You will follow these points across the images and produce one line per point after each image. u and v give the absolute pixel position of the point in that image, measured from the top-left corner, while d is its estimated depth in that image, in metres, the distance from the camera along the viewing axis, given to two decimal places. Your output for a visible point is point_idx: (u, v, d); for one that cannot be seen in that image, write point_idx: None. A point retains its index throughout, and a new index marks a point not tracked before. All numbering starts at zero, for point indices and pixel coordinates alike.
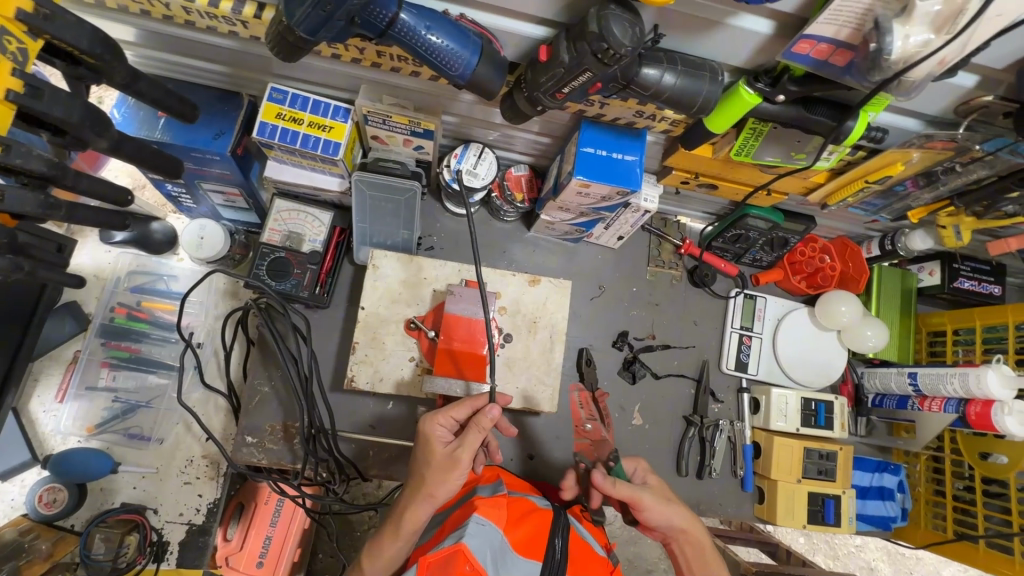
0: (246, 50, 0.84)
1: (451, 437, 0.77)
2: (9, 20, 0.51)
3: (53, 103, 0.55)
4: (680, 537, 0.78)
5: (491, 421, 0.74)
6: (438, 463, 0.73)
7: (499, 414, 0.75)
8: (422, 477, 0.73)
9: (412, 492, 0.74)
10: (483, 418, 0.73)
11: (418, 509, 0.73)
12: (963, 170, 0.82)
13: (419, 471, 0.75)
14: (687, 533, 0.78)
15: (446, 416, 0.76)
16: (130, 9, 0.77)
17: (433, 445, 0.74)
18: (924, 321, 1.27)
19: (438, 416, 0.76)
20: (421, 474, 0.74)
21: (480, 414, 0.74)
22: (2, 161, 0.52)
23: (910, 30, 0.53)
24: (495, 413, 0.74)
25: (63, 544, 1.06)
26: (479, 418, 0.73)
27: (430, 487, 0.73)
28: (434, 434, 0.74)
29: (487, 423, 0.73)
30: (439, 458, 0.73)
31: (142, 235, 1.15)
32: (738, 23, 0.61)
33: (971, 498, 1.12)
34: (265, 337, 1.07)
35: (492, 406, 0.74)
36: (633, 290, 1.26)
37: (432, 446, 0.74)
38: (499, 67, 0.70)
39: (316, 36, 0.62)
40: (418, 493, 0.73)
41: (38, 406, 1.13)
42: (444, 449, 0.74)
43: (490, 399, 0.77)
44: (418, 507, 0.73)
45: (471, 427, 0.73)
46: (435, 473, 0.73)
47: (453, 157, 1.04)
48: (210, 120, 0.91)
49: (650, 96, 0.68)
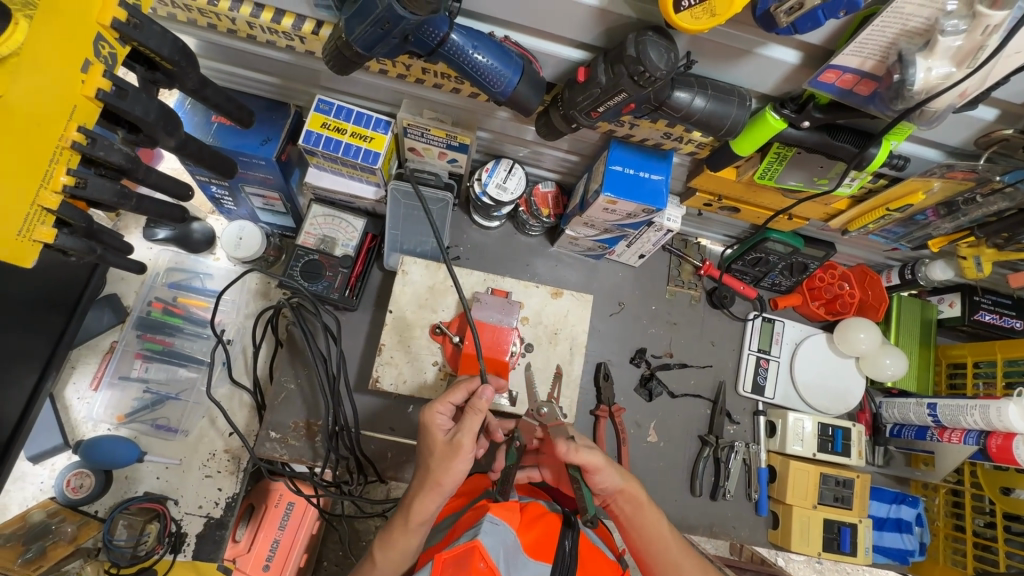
0: (299, 63, 0.90)
1: (450, 425, 0.79)
2: (106, 28, 0.57)
3: (135, 102, 0.60)
4: (624, 497, 0.80)
5: (485, 402, 0.76)
6: (439, 451, 0.75)
7: (492, 396, 0.78)
8: (427, 465, 0.75)
9: (418, 481, 0.76)
10: (478, 401, 0.76)
11: (423, 499, 0.74)
12: (984, 201, 0.83)
13: (423, 462, 0.77)
14: (626, 493, 0.79)
15: (444, 405, 0.79)
16: (198, 22, 0.83)
17: (435, 433, 0.76)
18: (944, 353, 1.27)
19: (437, 404, 0.78)
20: (425, 465, 0.76)
21: (474, 397, 0.77)
22: (88, 152, 0.57)
23: (932, 63, 0.57)
24: (490, 396, 0.77)
25: (87, 528, 1.07)
26: (474, 402, 0.76)
27: (436, 476, 0.74)
28: (434, 422, 0.77)
29: (483, 405, 0.76)
30: (441, 445, 0.75)
31: (182, 234, 1.21)
32: (767, 52, 0.65)
33: (993, 535, 1.10)
34: (295, 337, 1.11)
35: (486, 389, 0.78)
36: (652, 308, 1.28)
37: (433, 435, 0.76)
38: (537, 87, 0.74)
39: (372, 51, 0.68)
40: (426, 484, 0.75)
41: (72, 392, 1.16)
42: (446, 437, 0.76)
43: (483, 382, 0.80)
44: (426, 498, 0.74)
45: (468, 412, 0.76)
46: (439, 461, 0.75)
47: (484, 171, 1.08)
48: (259, 127, 0.97)
49: (680, 117, 0.72)
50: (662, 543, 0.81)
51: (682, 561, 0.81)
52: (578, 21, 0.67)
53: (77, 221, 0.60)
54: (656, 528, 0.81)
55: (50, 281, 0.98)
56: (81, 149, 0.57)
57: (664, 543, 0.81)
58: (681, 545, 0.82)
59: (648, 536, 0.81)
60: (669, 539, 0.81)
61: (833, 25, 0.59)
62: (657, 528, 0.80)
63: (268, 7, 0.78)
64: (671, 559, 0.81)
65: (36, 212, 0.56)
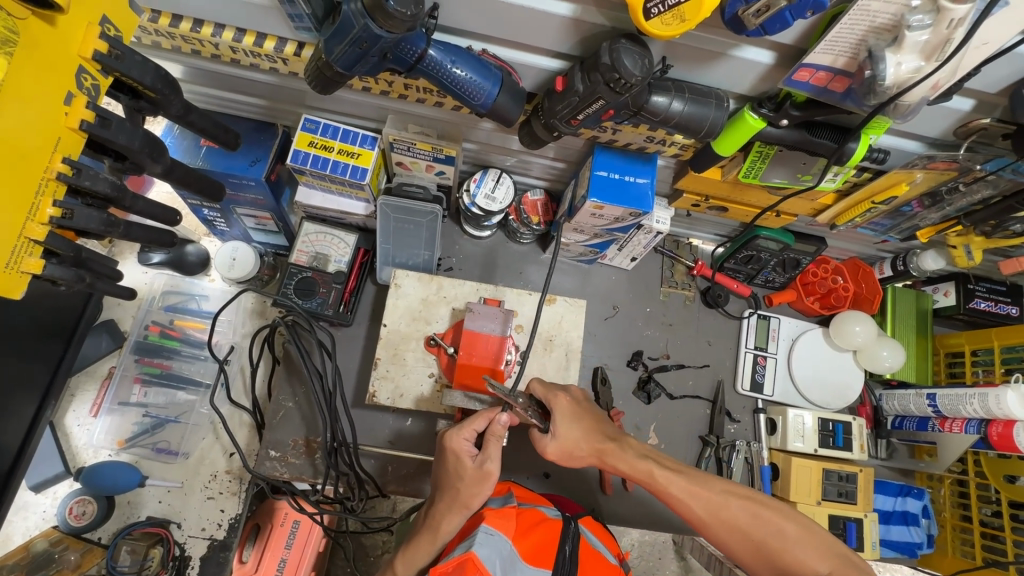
0: (284, 85, 0.91)
1: (475, 450, 0.77)
2: (87, 60, 0.58)
3: (119, 131, 0.61)
4: (606, 458, 0.80)
5: (504, 428, 0.75)
6: (470, 478, 0.74)
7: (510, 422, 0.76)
8: (455, 489, 0.75)
9: (445, 504, 0.76)
10: (497, 427, 0.75)
11: (451, 521, 0.75)
12: (967, 190, 0.84)
13: (451, 485, 0.76)
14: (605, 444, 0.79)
15: (466, 430, 0.76)
16: (182, 49, 0.85)
17: (462, 460, 0.75)
18: (941, 342, 1.27)
19: (462, 431, 0.76)
20: (454, 488, 0.75)
21: (494, 423, 0.75)
22: (74, 181, 0.58)
23: (902, 58, 0.57)
24: (508, 420, 0.75)
25: (90, 556, 1.07)
26: (494, 428, 0.75)
27: (465, 500, 0.74)
28: (460, 449, 0.75)
29: (503, 431, 0.75)
30: (470, 472, 0.74)
31: (178, 257, 1.22)
32: (740, 54, 0.65)
33: (1000, 524, 1.09)
34: (291, 354, 1.11)
35: (504, 415, 0.76)
36: (646, 309, 1.29)
37: (461, 462, 0.75)
38: (517, 97, 0.75)
39: (352, 69, 0.69)
40: (454, 505, 0.75)
41: (72, 419, 1.16)
42: (473, 464, 0.75)
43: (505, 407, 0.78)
44: (452, 517, 0.75)
45: (490, 439, 0.75)
46: (470, 487, 0.74)
47: (473, 182, 1.09)
48: (248, 149, 0.98)
49: (660, 121, 0.72)
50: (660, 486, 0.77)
51: (692, 502, 0.76)
52: (553, 32, 0.68)
53: (63, 250, 0.61)
54: (643, 472, 0.78)
55: (43, 310, 0.98)
56: (67, 180, 0.58)
57: (664, 485, 0.77)
58: (685, 484, 0.77)
59: (643, 482, 0.79)
60: (667, 480, 0.77)
61: (802, 24, 0.60)
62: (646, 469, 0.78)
63: (250, 31, 0.79)
64: (678, 499, 0.76)
65: (23, 245, 0.56)
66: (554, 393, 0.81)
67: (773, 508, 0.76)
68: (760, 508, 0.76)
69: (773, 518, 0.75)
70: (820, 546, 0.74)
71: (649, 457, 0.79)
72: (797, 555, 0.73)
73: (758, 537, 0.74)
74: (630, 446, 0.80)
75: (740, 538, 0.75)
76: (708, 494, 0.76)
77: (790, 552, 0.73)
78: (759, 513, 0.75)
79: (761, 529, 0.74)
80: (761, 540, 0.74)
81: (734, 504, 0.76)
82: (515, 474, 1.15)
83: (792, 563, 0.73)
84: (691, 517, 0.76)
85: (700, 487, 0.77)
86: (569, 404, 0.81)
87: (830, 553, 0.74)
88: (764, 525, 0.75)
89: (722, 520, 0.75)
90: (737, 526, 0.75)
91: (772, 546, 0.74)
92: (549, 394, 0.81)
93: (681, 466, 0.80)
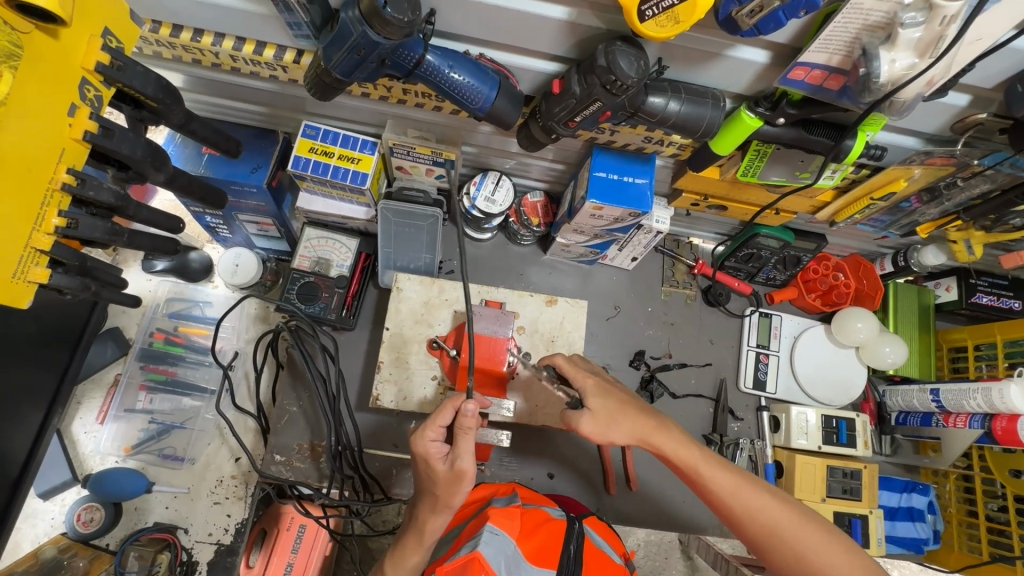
0: (283, 92, 0.92)
1: (446, 447, 0.76)
2: (89, 72, 0.59)
3: (122, 141, 0.62)
4: None
5: (473, 419, 0.72)
6: (443, 479, 0.73)
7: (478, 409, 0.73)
8: (433, 493, 0.75)
9: (427, 507, 0.76)
10: (465, 421, 0.72)
11: (435, 520, 0.75)
12: (965, 184, 0.84)
13: (428, 487, 0.76)
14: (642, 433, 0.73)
15: (433, 430, 0.75)
16: (183, 58, 0.86)
17: (432, 462, 0.73)
18: (944, 338, 1.27)
19: (427, 433, 0.74)
20: (432, 492, 0.75)
21: (461, 417, 0.72)
22: (78, 191, 0.59)
23: (896, 55, 0.57)
24: (475, 410, 0.72)
25: (99, 562, 1.07)
26: (462, 422, 0.72)
27: (445, 500, 0.74)
28: (429, 452, 0.74)
29: (472, 422, 0.72)
30: (443, 474, 0.73)
31: (181, 264, 1.23)
32: (736, 53, 0.66)
33: (1006, 519, 1.08)
34: (294, 358, 1.12)
35: (470, 404, 0.72)
36: (647, 309, 1.29)
37: (432, 464, 0.74)
38: (515, 100, 0.75)
39: (350, 76, 0.69)
40: (436, 507, 0.75)
41: (79, 426, 1.17)
42: (445, 465, 0.73)
43: (468, 396, 0.75)
44: (437, 518, 0.75)
45: (459, 434, 0.73)
46: (446, 488, 0.73)
47: (472, 185, 1.10)
48: (250, 156, 0.99)
49: (657, 122, 0.73)
50: (701, 480, 0.71)
51: (731, 499, 0.70)
52: (548, 36, 0.69)
53: (68, 258, 0.61)
54: (685, 461, 0.72)
55: (49, 318, 0.99)
56: (71, 190, 0.58)
57: (703, 478, 0.71)
58: (729, 482, 0.70)
59: (682, 470, 0.73)
60: (709, 473, 0.71)
61: (796, 23, 0.60)
62: (688, 459, 0.72)
63: (249, 40, 0.80)
64: (716, 495, 0.71)
65: (29, 254, 0.57)
66: (580, 372, 0.77)
67: (821, 519, 0.69)
68: (806, 517, 0.68)
69: (819, 531, 0.68)
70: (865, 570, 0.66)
71: (694, 446, 0.73)
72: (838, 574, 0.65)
73: (797, 550, 0.67)
74: (677, 432, 0.74)
75: (778, 546, 0.68)
76: (752, 494, 0.70)
77: (833, 571, 0.65)
78: (803, 524, 0.68)
79: (803, 540, 0.67)
80: (801, 551, 0.67)
81: (777, 509, 0.69)
82: (519, 475, 1.15)
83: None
84: (725, 514, 0.71)
85: (744, 485, 0.70)
86: (596, 383, 0.75)
87: None
88: (812, 536, 0.67)
89: (762, 525, 0.68)
90: (777, 532, 0.68)
91: (812, 561, 0.66)
92: (575, 372, 0.78)
93: (728, 460, 0.73)
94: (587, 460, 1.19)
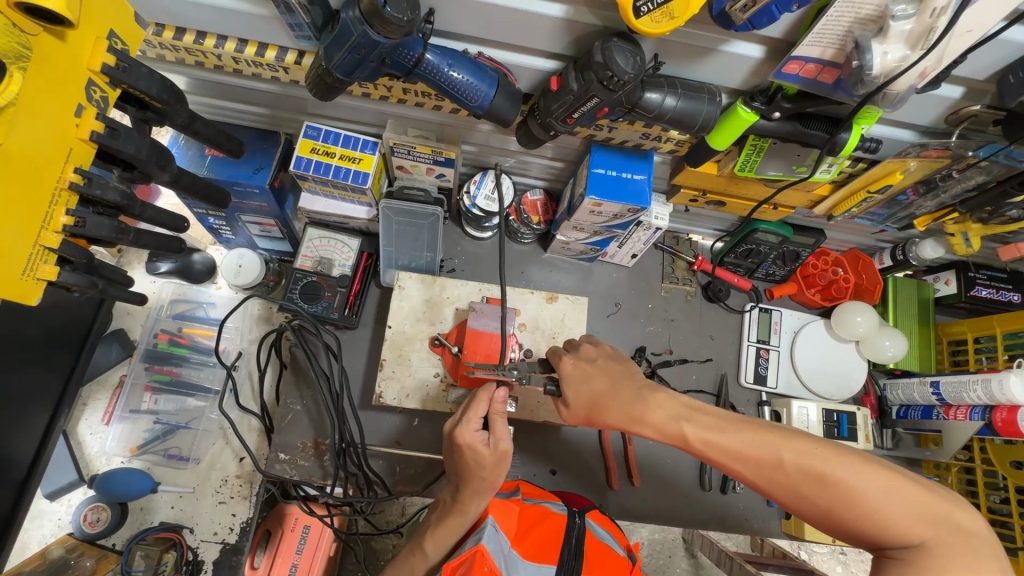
0: (285, 93, 0.93)
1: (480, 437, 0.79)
2: (96, 74, 0.60)
3: (127, 141, 0.63)
4: None
5: (503, 402, 0.81)
6: (491, 463, 0.77)
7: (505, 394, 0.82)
8: (480, 477, 0.77)
9: (473, 491, 0.78)
10: (500, 403, 0.79)
11: (481, 502, 0.78)
12: (961, 176, 0.85)
13: (469, 475, 0.78)
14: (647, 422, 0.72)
15: (470, 421, 0.78)
16: (186, 61, 0.87)
17: (481, 449, 0.76)
18: (944, 331, 1.28)
19: (469, 424, 0.77)
20: (477, 477, 0.77)
21: (496, 402, 0.79)
22: (86, 191, 0.60)
23: (888, 48, 0.59)
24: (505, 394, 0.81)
25: (105, 561, 1.08)
26: (497, 405, 0.79)
27: (491, 481, 0.78)
28: (475, 440, 0.76)
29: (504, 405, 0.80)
30: (490, 457, 0.76)
31: (184, 265, 1.24)
32: (730, 49, 0.67)
33: (1009, 511, 1.09)
34: (298, 359, 1.13)
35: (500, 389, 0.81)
36: (648, 306, 1.30)
37: (479, 451, 0.76)
38: (513, 97, 0.76)
39: (351, 75, 0.71)
40: (483, 490, 0.78)
41: (85, 428, 1.18)
42: (489, 448, 0.77)
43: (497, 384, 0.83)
44: (481, 500, 0.78)
45: (496, 418, 0.79)
46: (492, 470, 0.77)
47: (473, 183, 1.12)
48: (252, 157, 1.00)
49: (654, 117, 0.74)
50: (705, 450, 0.65)
51: (739, 463, 0.63)
52: (546, 33, 0.70)
53: (77, 256, 0.62)
54: (678, 435, 0.68)
55: (56, 319, 1.00)
56: (79, 189, 0.59)
57: (701, 450, 0.66)
58: (734, 445, 0.63)
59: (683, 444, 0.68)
60: (710, 442, 0.65)
61: (789, 18, 0.61)
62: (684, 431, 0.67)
63: (251, 42, 0.81)
64: (724, 463, 0.64)
65: (38, 252, 0.58)
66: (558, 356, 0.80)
67: (856, 461, 0.59)
68: (832, 465, 0.59)
69: (850, 476, 0.58)
70: (915, 512, 0.56)
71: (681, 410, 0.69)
72: (881, 523, 0.56)
73: (827, 506, 0.59)
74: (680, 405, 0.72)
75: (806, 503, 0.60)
76: (762, 452, 0.62)
77: (876, 518, 0.57)
78: (828, 474, 0.58)
79: (828, 494, 0.58)
80: (830, 506, 0.59)
81: (794, 462, 0.60)
82: (523, 471, 1.16)
83: (872, 530, 0.57)
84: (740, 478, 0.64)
85: (750, 445, 0.62)
86: (574, 368, 0.78)
87: (938, 523, 0.55)
88: (844, 485, 0.58)
89: (781, 484, 0.61)
90: (796, 490, 0.60)
91: (850, 515, 0.58)
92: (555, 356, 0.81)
93: (733, 419, 0.66)
94: (589, 457, 1.19)
